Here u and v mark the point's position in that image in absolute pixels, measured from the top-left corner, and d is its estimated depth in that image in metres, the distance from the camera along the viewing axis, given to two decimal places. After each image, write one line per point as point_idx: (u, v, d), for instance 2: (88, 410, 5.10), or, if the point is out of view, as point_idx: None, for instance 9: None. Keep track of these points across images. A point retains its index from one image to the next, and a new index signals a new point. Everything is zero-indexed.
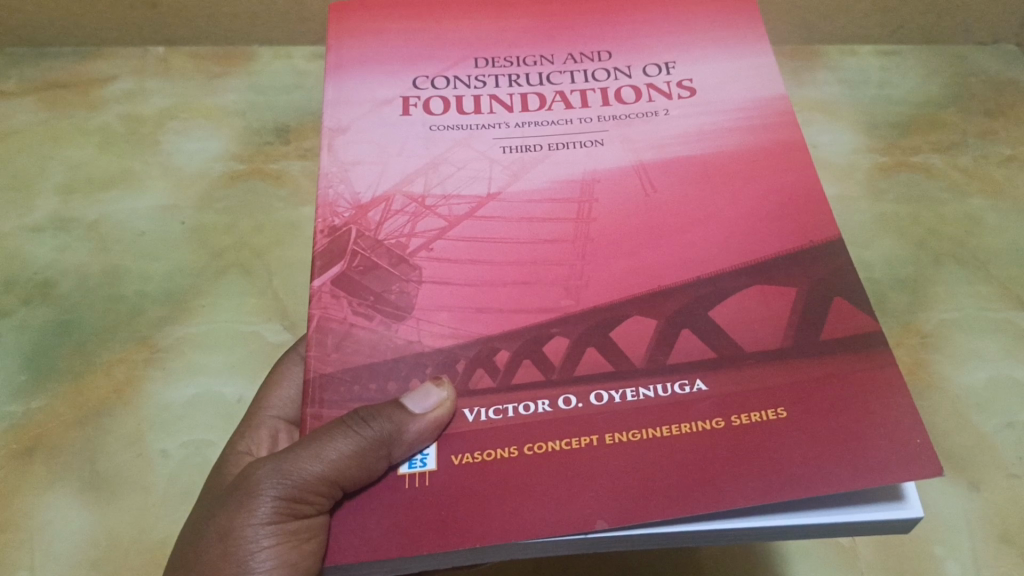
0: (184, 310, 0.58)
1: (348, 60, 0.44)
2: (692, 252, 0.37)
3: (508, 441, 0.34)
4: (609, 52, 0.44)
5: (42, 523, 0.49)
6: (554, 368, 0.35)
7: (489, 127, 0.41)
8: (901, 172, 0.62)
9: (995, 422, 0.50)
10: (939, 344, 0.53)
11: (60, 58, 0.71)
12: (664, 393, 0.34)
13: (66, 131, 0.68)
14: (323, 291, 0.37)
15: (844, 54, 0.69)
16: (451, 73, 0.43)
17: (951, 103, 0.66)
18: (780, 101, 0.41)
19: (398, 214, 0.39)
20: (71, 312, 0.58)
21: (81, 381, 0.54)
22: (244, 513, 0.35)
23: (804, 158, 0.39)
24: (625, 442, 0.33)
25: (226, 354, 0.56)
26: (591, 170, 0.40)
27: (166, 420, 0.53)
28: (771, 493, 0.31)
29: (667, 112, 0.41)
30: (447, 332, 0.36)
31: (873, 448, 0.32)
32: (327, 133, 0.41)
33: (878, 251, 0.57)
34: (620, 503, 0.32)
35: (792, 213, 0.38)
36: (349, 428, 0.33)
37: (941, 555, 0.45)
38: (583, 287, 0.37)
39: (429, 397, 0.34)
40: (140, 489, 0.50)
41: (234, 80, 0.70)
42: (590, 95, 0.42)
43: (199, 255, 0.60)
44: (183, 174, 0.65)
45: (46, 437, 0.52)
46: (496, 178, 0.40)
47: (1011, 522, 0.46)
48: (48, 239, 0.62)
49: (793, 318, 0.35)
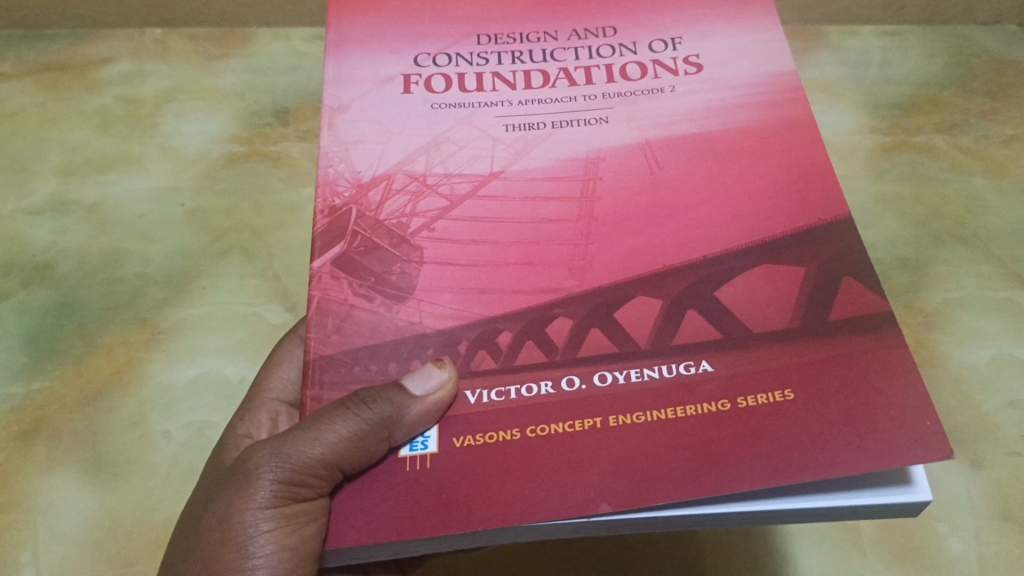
0: (184, 291, 0.57)
1: (349, 38, 0.43)
2: (698, 232, 0.37)
3: (511, 424, 0.33)
4: (613, 28, 0.43)
5: (44, 505, 0.48)
6: (557, 349, 0.34)
7: (492, 104, 0.40)
8: (903, 152, 0.61)
9: (998, 400, 0.49)
10: (940, 324, 0.52)
11: (57, 39, 0.71)
12: (670, 373, 0.33)
13: (64, 113, 0.67)
14: (324, 272, 0.37)
15: (845, 34, 0.68)
16: (454, 50, 0.42)
17: (953, 83, 0.65)
18: (790, 76, 0.41)
19: (399, 194, 0.39)
20: (71, 294, 0.57)
21: (81, 363, 0.54)
22: (244, 497, 0.35)
23: (813, 135, 0.39)
24: (629, 424, 0.33)
25: (226, 336, 0.55)
26: (596, 149, 0.39)
27: (168, 402, 0.52)
28: (777, 476, 0.31)
29: (673, 89, 0.41)
30: (449, 313, 0.36)
31: (884, 429, 0.31)
32: (327, 112, 0.41)
33: (881, 232, 0.57)
34: (625, 486, 0.31)
35: (800, 191, 0.37)
36: (349, 410, 0.33)
37: (944, 533, 0.45)
38: (587, 267, 0.36)
39: (431, 379, 0.33)
40: (143, 470, 0.50)
41: (232, 61, 0.69)
42: (595, 71, 0.41)
43: (199, 237, 0.60)
44: (183, 155, 0.64)
45: (48, 419, 0.52)
46: (499, 157, 0.39)
47: (1013, 500, 0.46)
48: (47, 221, 0.61)
49: (801, 298, 0.34)
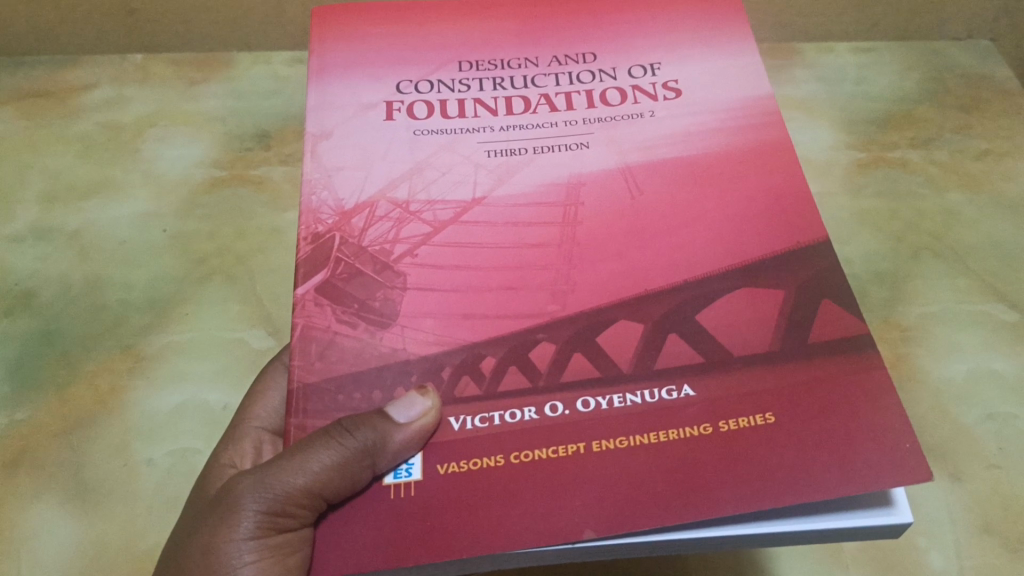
0: (167, 318, 0.57)
1: (331, 65, 0.43)
2: (680, 255, 0.37)
3: (495, 450, 0.33)
4: (593, 55, 0.43)
5: (29, 534, 0.48)
6: (540, 373, 0.35)
7: (474, 131, 0.41)
8: (879, 168, 0.61)
9: (976, 414, 0.49)
10: (918, 339, 0.52)
11: (37, 66, 0.70)
12: (652, 398, 0.34)
13: (45, 140, 0.67)
14: (307, 299, 0.37)
15: (820, 51, 0.68)
16: (435, 77, 0.43)
17: (927, 98, 0.65)
18: (768, 101, 0.41)
19: (382, 220, 0.39)
20: (53, 322, 0.57)
21: (64, 391, 0.53)
22: (227, 528, 0.35)
23: (791, 159, 0.39)
24: (613, 450, 0.33)
25: (211, 362, 0.55)
26: (577, 173, 0.39)
27: (151, 429, 0.52)
28: (759, 500, 0.31)
29: (653, 114, 0.41)
30: (433, 339, 0.36)
31: (864, 452, 0.32)
32: (311, 139, 0.41)
33: (857, 248, 0.57)
34: (610, 511, 0.31)
35: (780, 214, 0.38)
36: (332, 439, 0.33)
37: (925, 547, 0.45)
38: (570, 291, 0.36)
39: (413, 406, 0.33)
40: (127, 498, 0.49)
41: (213, 86, 0.69)
42: (576, 97, 0.42)
43: (182, 262, 0.59)
44: (164, 180, 0.64)
45: (30, 449, 0.51)
46: (481, 183, 0.39)
47: (993, 513, 0.46)
48: (29, 249, 0.61)
49: (781, 320, 0.35)
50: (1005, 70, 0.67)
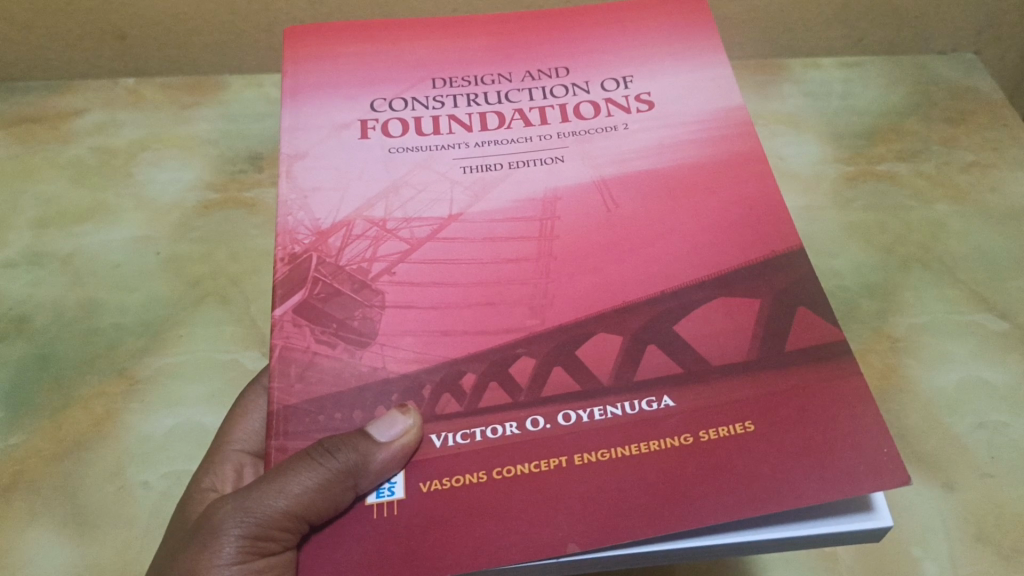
0: (161, 341, 0.56)
1: (305, 86, 0.44)
2: (656, 266, 0.37)
3: (476, 466, 0.33)
4: (566, 69, 0.44)
5: (23, 561, 0.47)
6: (521, 389, 0.35)
7: (449, 147, 0.41)
8: (867, 180, 0.60)
9: (967, 423, 0.47)
10: (909, 350, 0.50)
11: (29, 91, 0.71)
12: (632, 410, 0.34)
13: (38, 165, 0.67)
14: (285, 319, 0.37)
15: (807, 66, 0.68)
16: (409, 95, 0.43)
17: (912, 112, 0.64)
18: (739, 111, 0.41)
19: (359, 239, 0.39)
20: (48, 347, 0.56)
21: (59, 416, 0.53)
22: (207, 555, 0.34)
23: (762, 168, 0.39)
24: (594, 462, 0.33)
25: (205, 385, 0.54)
26: (552, 188, 0.40)
27: (144, 453, 0.51)
28: (742, 508, 0.31)
29: (626, 127, 0.41)
30: (412, 357, 0.36)
31: (844, 457, 0.31)
32: (286, 160, 0.41)
33: (846, 260, 0.55)
34: (593, 525, 0.31)
35: (754, 223, 0.38)
36: (313, 460, 0.33)
37: (918, 556, 0.42)
38: (548, 305, 0.36)
39: (395, 425, 0.33)
40: (121, 522, 0.48)
41: (205, 110, 0.70)
42: (550, 111, 0.42)
43: (175, 284, 0.59)
44: (157, 205, 0.64)
45: (24, 475, 0.50)
46: (458, 200, 0.40)
47: (986, 521, 0.43)
48: (23, 274, 0.61)
49: (759, 329, 0.35)
50: (989, 83, 0.66)
